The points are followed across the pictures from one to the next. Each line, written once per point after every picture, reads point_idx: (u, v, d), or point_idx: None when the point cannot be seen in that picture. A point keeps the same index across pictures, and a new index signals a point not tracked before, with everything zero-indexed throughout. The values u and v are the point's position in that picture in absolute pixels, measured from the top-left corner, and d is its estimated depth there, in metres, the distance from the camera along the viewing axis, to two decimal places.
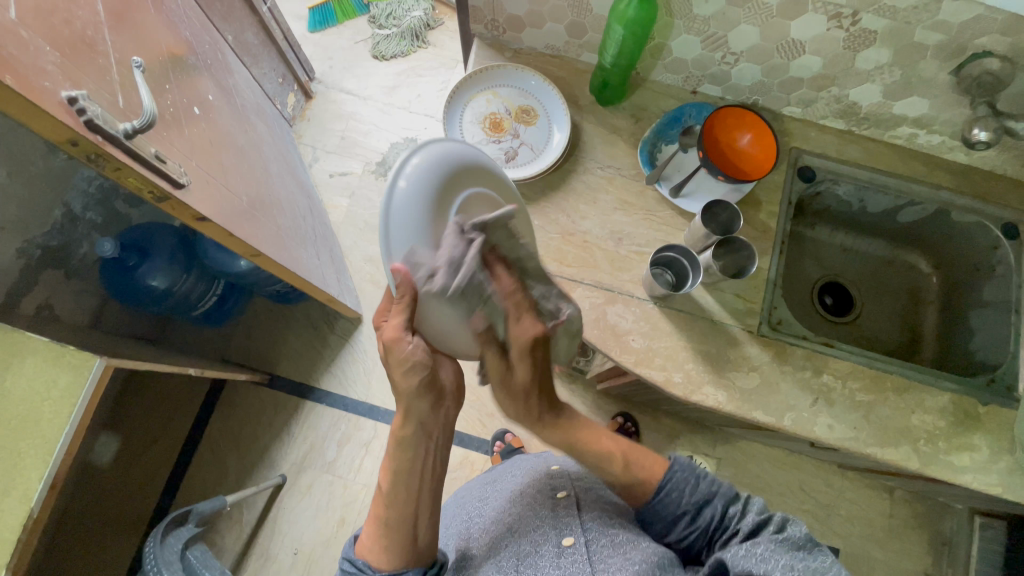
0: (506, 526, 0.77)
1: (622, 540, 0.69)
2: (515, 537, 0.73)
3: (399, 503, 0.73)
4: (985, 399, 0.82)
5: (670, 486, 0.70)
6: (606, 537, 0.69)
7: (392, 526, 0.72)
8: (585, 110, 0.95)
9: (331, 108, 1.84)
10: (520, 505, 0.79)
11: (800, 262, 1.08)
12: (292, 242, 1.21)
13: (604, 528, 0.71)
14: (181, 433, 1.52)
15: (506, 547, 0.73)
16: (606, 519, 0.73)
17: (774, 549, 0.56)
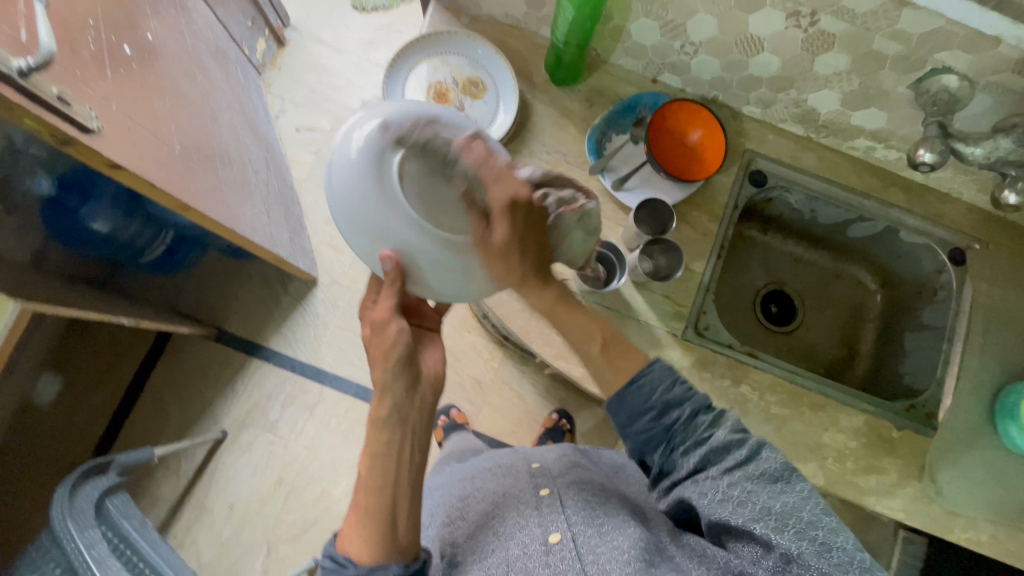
0: (491, 528, 0.69)
1: (609, 528, 0.62)
2: (497, 539, 0.66)
3: (381, 491, 0.61)
4: (900, 423, 0.82)
5: (643, 381, 0.64)
6: (592, 527, 0.62)
7: (370, 511, 0.61)
8: (537, 89, 0.91)
9: (305, 59, 1.76)
10: (500, 506, 0.72)
11: (746, 268, 1.05)
12: (234, 196, 1.17)
13: (591, 518, 0.64)
14: (125, 380, 1.51)
15: (493, 553, 0.64)
16: (589, 508, 0.66)
17: (750, 489, 0.54)
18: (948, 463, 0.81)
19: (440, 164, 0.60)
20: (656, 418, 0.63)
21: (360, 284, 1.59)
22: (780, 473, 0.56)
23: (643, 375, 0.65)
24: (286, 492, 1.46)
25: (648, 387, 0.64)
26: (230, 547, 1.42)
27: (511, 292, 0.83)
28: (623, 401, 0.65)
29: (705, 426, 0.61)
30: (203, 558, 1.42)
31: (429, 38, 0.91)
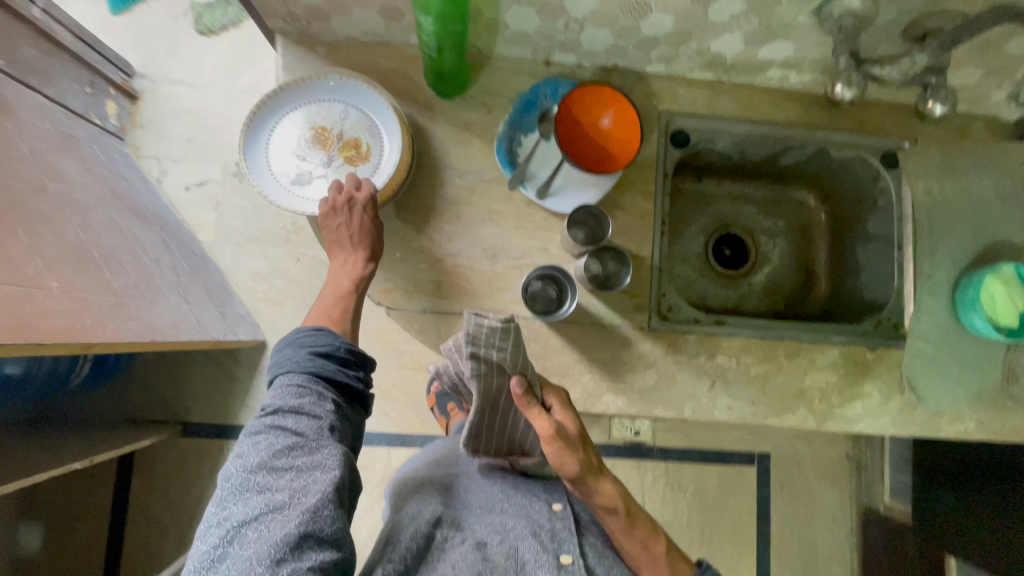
0: (497, 508, 0.73)
1: (614, 572, 0.69)
2: (501, 527, 0.70)
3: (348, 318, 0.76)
4: (873, 344, 0.83)
5: None
6: (601, 566, 0.69)
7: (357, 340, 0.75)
8: (428, 107, 0.81)
9: (166, 106, 1.56)
10: (511, 498, 0.75)
11: (690, 219, 1.03)
12: (140, 302, 1.05)
13: (598, 555, 0.71)
14: (106, 504, 1.43)
15: (494, 535, 0.69)
16: (599, 546, 0.72)
17: None
18: (923, 367, 0.83)
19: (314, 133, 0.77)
20: None
21: None
22: None
23: None
24: None
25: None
26: None
27: None
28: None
29: None
30: None
31: (319, 79, 0.76)
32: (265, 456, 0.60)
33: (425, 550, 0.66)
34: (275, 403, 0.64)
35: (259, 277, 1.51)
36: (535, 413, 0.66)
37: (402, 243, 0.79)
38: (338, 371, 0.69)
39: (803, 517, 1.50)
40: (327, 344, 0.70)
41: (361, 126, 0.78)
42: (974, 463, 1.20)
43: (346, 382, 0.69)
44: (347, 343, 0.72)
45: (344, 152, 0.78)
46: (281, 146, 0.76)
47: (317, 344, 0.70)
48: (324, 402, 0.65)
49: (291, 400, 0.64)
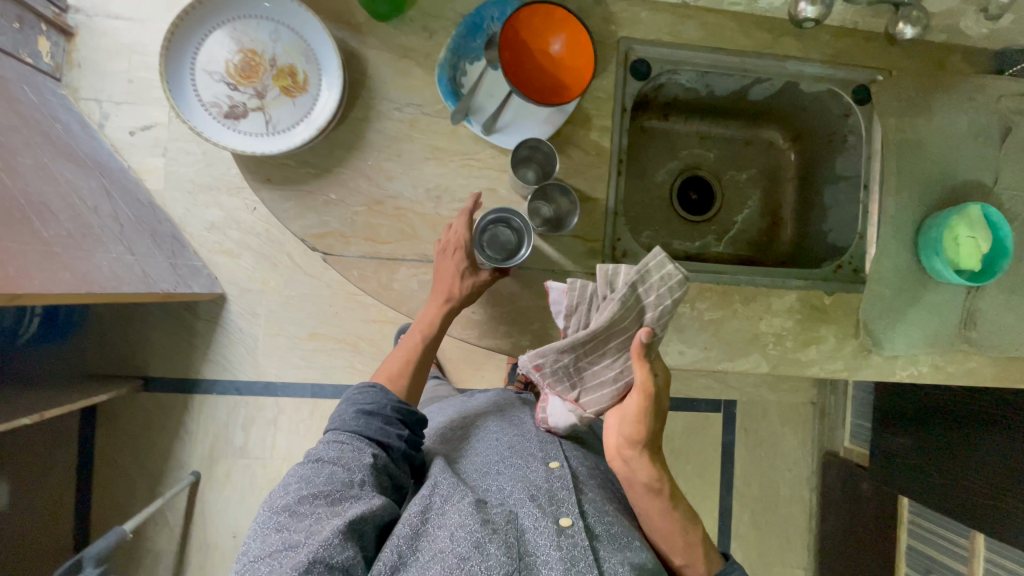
0: (494, 475, 0.73)
1: (618, 531, 0.68)
2: (499, 493, 0.70)
3: (418, 372, 0.82)
4: (830, 289, 0.81)
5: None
6: (603, 524, 0.68)
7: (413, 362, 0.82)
8: (363, 32, 0.74)
9: (101, 41, 1.43)
10: (510, 468, 0.74)
11: (654, 161, 0.98)
12: (76, 252, 0.99)
13: (601, 513, 0.70)
14: (69, 460, 1.41)
15: (492, 499, 0.69)
16: (599, 503, 0.72)
17: None
18: (885, 316, 0.81)
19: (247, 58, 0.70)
20: None
21: (274, 283, 1.46)
22: None
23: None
24: None
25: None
26: None
27: (410, 285, 0.75)
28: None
29: None
30: None
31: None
32: (292, 499, 0.62)
33: (422, 529, 0.64)
34: (321, 453, 0.69)
35: (215, 228, 1.45)
36: (642, 364, 0.64)
37: (337, 183, 0.73)
38: (381, 428, 0.73)
39: (765, 460, 1.54)
40: (375, 401, 0.76)
41: (298, 54, 0.71)
42: (932, 407, 1.22)
43: (389, 440, 0.72)
44: (392, 402, 0.76)
45: (279, 82, 0.71)
46: (208, 66, 0.70)
47: (366, 400, 0.76)
48: (364, 456, 0.69)
49: (330, 453, 0.69)
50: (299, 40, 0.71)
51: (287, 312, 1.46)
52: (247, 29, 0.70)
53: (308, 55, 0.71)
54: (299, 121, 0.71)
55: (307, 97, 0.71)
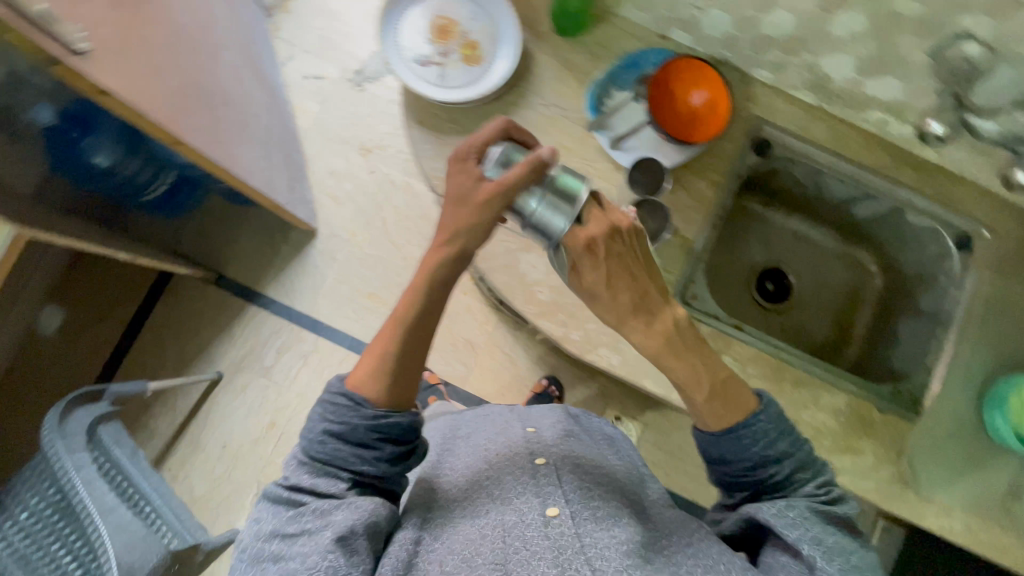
0: (483, 487, 0.73)
1: (604, 513, 0.67)
2: (489, 500, 0.70)
3: (410, 355, 0.70)
4: (883, 406, 0.81)
5: (743, 431, 0.64)
6: (588, 509, 0.67)
7: (395, 361, 0.69)
8: (541, 38, 0.86)
9: (314, 2, 1.69)
10: (494, 473, 0.75)
11: (747, 241, 1.03)
12: (232, 138, 1.15)
13: (586, 497, 0.69)
14: (126, 317, 1.54)
15: (481, 508, 0.70)
16: (585, 489, 0.70)
17: (808, 516, 0.60)
18: (926, 450, 0.80)
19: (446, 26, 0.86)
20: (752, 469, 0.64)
21: (360, 238, 1.59)
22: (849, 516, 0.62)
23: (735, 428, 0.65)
24: (278, 436, 1.50)
25: (750, 437, 0.65)
26: (222, 483, 1.47)
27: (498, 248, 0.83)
28: (717, 442, 0.66)
29: (793, 483, 0.64)
30: (196, 492, 1.47)
31: None
32: (279, 524, 0.63)
33: (414, 556, 0.65)
34: (294, 479, 0.67)
35: (334, 175, 1.61)
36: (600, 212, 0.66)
37: None
38: (352, 454, 0.66)
39: None
40: (344, 420, 0.67)
41: (487, 35, 0.85)
42: None
43: (363, 464, 0.66)
44: (368, 420, 0.66)
45: (464, 51, 0.85)
46: (415, 21, 0.86)
47: (337, 416, 0.67)
48: (339, 480, 0.66)
49: (306, 476, 0.66)
50: (492, 24, 0.85)
51: (360, 266, 1.58)
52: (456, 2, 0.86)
53: (493, 36, 0.85)
54: (467, 83, 0.85)
55: (479, 69, 0.85)
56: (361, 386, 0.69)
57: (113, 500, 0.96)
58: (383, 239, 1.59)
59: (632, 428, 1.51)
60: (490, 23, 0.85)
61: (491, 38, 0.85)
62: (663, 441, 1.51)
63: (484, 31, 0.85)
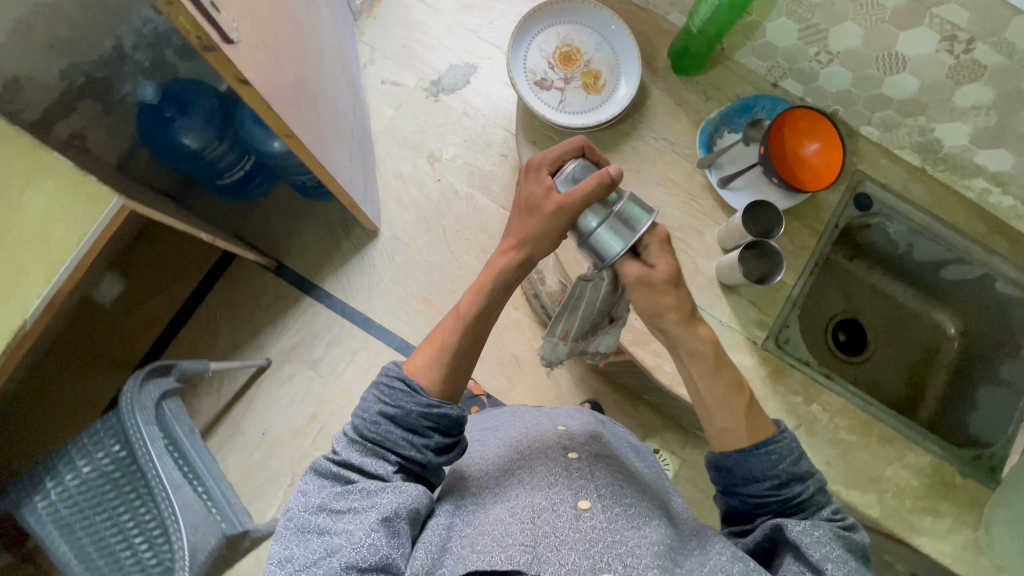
0: (515, 475, 0.71)
1: (634, 514, 0.64)
2: (520, 486, 0.68)
3: (470, 350, 0.71)
4: (965, 470, 0.81)
5: (771, 448, 0.62)
6: (619, 506, 0.65)
7: (457, 356, 0.71)
8: (657, 74, 0.89)
9: (400, 12, 1.74)
10: (526, 464, 0.73)
11: (827, 290, 1.05)
12: (327, 133, 1.18)
13: (616, 497, 0.67)
14: (183, 295, 1.56)
15: (513, 494, 0.68)
16: (617, 488, 0.68)
17: (832, 537, 0.54)
18: (1007, 520, 0.80)
19: (569, 53, 0.90)
20: (774, 487, 0.60)
21: (420, 242, 1.61)
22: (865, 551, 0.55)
23: (759, 448, 0.62)
24: (318, 429, 1.50)
25: (776, 454, 0.61)
26: (257, 470, 1.47)
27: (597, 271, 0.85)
28: (743, 460, 0.62)
29: (812, 508, 0.59)
30: (230, 477, 1.46)
31: (602, 12, 0.88)
32: (326, 499, 0.60)
33: (446, 538, 0.63)
34: (342, 454, 0.65)
35: (401, 179, 1.65)
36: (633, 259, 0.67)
37: None
38: (404, 439, 0.65)
39: None
40: (399, 404, 0.66)
41: (608, 66, 0.89)
42: None
43: (411, 451, 0.64)
44: (421, 407, 0.65)
45: (585, 78, 0.89)
46: (539, 44, 0.90)
47: (391, 400, 0.66)
48: (386, 462, 0.64)
49: (355, 455, 0.64)
50: (614, 57, 0.88)
51: (417, 270, 1.59)
52: (583, 31, 0.89)
53: (613, 69, 0.88)
54: (586, 110, 0.89)
55: (596, 99, 0.89)
56: (419, 376, 0.70)
57: (180, 480, 0.99)
58: (442, 246, 1.61)
59: (670, 463, 1.49)
60: (612, 56, 0.89)
61: (611, 70, 0.88)
62: (700, 479, 1.50)
63: (606, 63, 0.89)
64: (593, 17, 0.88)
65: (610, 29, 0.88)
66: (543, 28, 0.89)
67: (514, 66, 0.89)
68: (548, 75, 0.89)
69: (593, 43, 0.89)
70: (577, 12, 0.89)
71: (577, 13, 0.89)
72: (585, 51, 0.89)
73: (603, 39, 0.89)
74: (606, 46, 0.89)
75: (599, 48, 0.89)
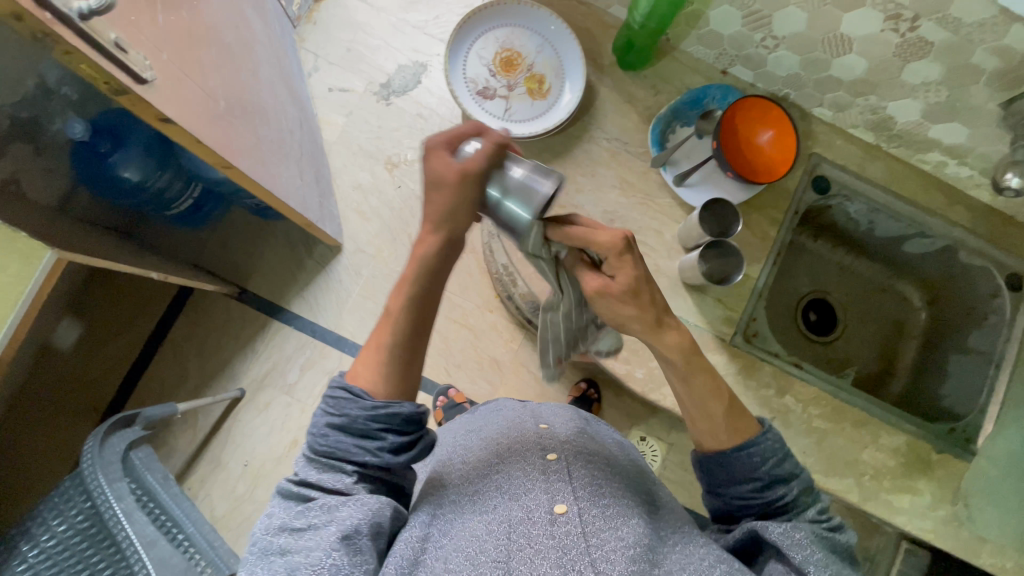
0: (491, 479, 0.66)
1: (613, 512, 0.61)
2: (496, 492, 0.64)
3: (412, 340, 0.66)
4: (940, 446, 0.81)
5: (755, 449, 0.59)
6: (597, 506, 0.61)
7: (396, 349, 0.65)
8: (604, 71, 0.87)
9: (341, 14, 1.67)
10: (502, 465, 0.68)
11: (794, 273, 1.05)
12: (271, 156, 1.13)
13: (595, 495, 0.63)
14: (145, 331, 1.50)
15: (489, 501, 0.63)
16: (596, 486, 0.64)
17: (814, 541, 0.53)
18: (982, 488, 0.81)
19: (511, 55, 0.86)
20: (757, 488, 0.58)
21: (386, 253, 1.57)
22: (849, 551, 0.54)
23: (746, 446, 0.60)
24: None
25: (759, 456, 0.59)
26: (243, 503, 1.44)
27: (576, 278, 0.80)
28: (724, 461, 0.61)
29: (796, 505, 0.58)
30: (215, 512, 1.43)
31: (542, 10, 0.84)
32: (286, 520, 0.57)
33: (420, 552, 0.59)
34: (302, 473, 0.62)
35: (360, 189, 1.60)
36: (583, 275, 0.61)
37: None
38: (355, 445, 0.60)
39: None
40: (344, 412, 0.61)
41: (551, 69, 0.86)
42: None
43: (366, 457, 0.60)
44: (367, 412, 0.61)
45: (528, 83, 0.86)
46: (478, 48, 0.85)
47: (337, 408, 0.62)
48: (345, 475, 0.60)
49: (313, 472, 0.61)
50: (556, 58, 0.85)
51: (386, 282, 1.56)
52: (523, 31, 0.85)
53: (556, 71, 0.85)
54: (533, 118, 0.86)
55: (541, 104, 0.86)
56: (360, 382, 0.64)
57: (154, 533, 0.95)
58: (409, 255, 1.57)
59: (657, 449, 1.50)
60: (556, 57, 0.85)
61: (554, 72, 0.86)
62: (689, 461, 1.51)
63: (549, 65, 0.85)
64: (532, 17, 0.84)
65: (550, 29, 0.84)
66: (482, 30, 0.85)
67: (454, 73, 0.85)
68: (491, 82, 0.86)
69: (534, 43, 0.85)
70: (516, 12, 0.84)
71: (516, 12, 0.84)
72: (527, 53, 0.86)
73: (544, 38, 0.85)
74: (547, 46, 0.85)
75: (541, 49, 0.86)
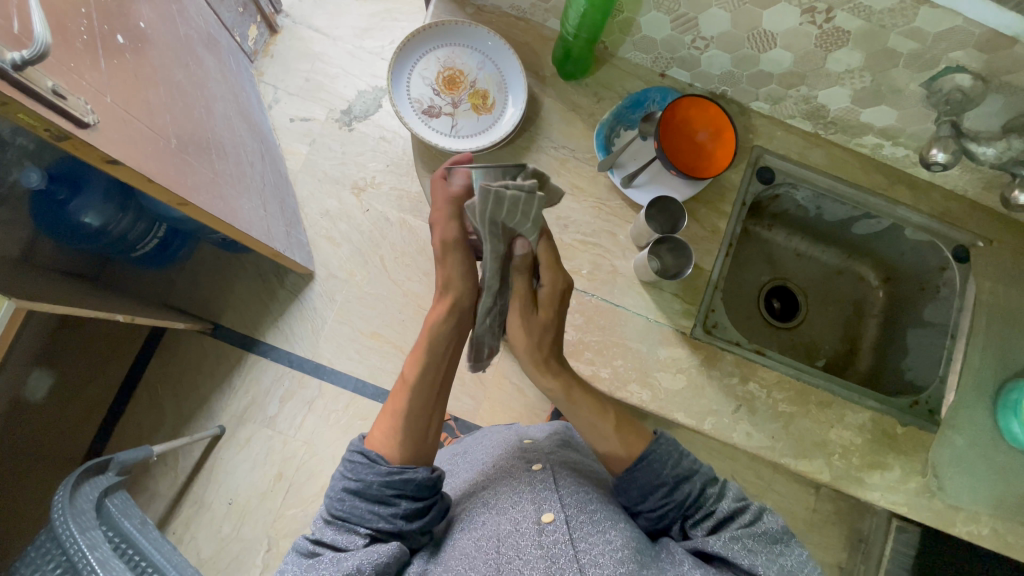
0: (480, 497, 0.67)
1: (601, 517, 0.61)
2: (484, 508, 0.64)
3: (429, 407, 0.72)
4: (905, 419, 0.83)
5: (653, 457, 0.66)
6: (585, 513, 0.60)
7: (413, 412, 0.71)
8: (546, 82, 0.88)
9: (297, 46, 1.69)
10: (490, 484, 0.68)
11: (753, 263, 1.08)
12: (230, 188, 1.13)
13: (583, 502, 0.62)
14: (119, 374, 1.48)
15: (477, 519, 0.63)
16: (582, 493, 0.64)
17: (751, 544, 0.56)
18: (950, 458, 0.82)
19: (452, 72, 0.89)
20: (669, 492, 0.64)
21: (359, 277, 1.57)
22: (780, 535, 0.58)
23: (653, 451, 0.67)
24: (285, 487, 1.44)
25: (658, 462, 0.66)
26: (230, 542, 1.41)
27: None
28: (634, 478, 0.66)
29: (712, 499, 0.62)
30: (202, 555, 1.40)
31: (476, 26, 0.87)
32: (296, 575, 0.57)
33: None
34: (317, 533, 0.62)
35: (328, 216, 1.60)
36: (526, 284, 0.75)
37: None
38: (370, 510, 0.62)
39: None
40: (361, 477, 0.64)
41: (493, 83, 0.89)
42: None
43: (381, 522, 0.61)
44: (381, 477, 0.63)
45: (472, 99, 0.89)
46: (418, 69, 0.89)
47: (354, 474, 0.65)
48: (356, 536, 0.61)
49: (329, 532, 0.62)
50: (495, 72, 0.89)
51: (360, 306, 1.55)
52: (461, 49, 0.89)
53: (497, 84, 0.89)
54: (480, 133, 0.90)
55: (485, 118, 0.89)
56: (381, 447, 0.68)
57: None
58: (380, 277, 1.57)
59: None
60: (496, 70, 0.89)
61: (496, 85, 0.89)
62: None
63: (489, 78, 0.89)
64: (469, 34, 0.88)
65: (488, 45, 0.88)
66: (421, 50, 0.88)
67: (398, 94, 0.89)
68: (434, 100, 0.89)
69: (473, 58, 0.88)
70: (453, 30, 0.88)
71: (453, 30, 0.88)
72: (467, 69, 0.89)
73: (482, 52, 0.88)
74: (485, 60, 0.89)
75: (480, 63, 0.89)
